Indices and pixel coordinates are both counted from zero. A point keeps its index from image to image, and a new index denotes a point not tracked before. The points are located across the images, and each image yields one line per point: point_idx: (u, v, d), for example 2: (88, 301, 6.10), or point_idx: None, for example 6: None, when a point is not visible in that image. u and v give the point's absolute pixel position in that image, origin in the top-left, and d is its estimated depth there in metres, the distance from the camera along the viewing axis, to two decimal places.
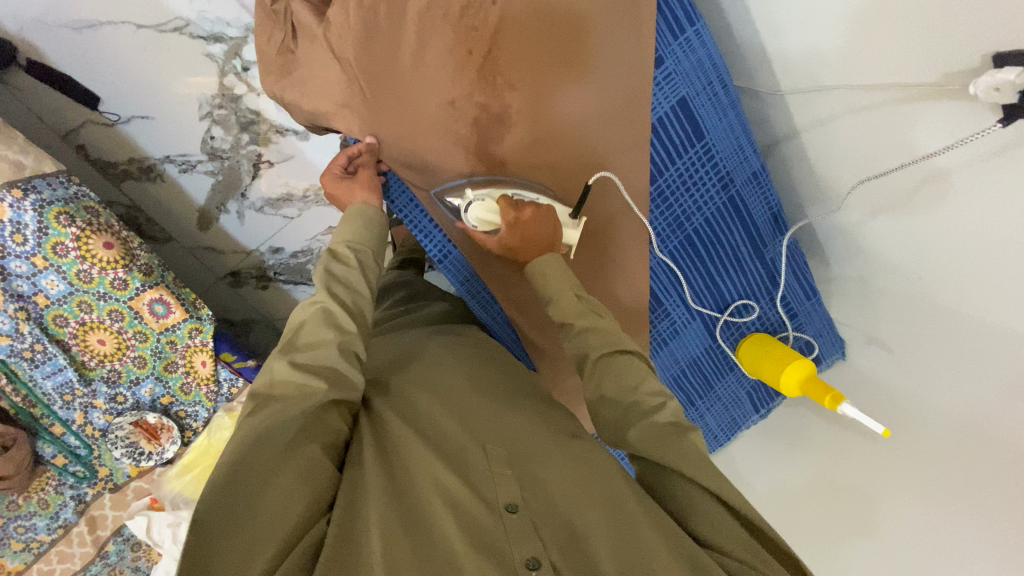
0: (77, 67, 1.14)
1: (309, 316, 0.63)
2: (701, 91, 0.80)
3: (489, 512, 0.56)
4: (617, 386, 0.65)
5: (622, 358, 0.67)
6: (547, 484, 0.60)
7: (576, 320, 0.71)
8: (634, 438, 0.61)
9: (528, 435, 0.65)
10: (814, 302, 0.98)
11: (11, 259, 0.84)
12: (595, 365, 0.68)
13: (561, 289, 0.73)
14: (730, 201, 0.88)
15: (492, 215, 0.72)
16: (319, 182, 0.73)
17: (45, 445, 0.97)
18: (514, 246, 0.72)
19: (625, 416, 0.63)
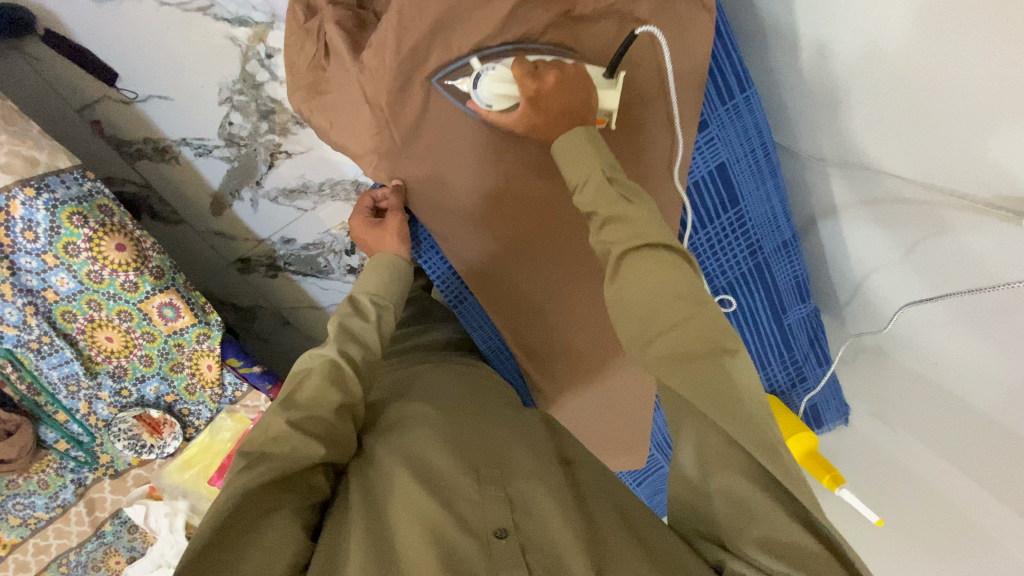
0: (97, 43, 1.10)
1: (316, 373, 0.63)
2: (742, 158, 0.77)
3: (475, 543, 0.56)
4: (645, 288, 0.52)
5: (661, 255, 0.53)
6: (541, 518, 0.59)
7: (602, 210, 0.56)
8: (655, 353, 0.51)
9: (516, 460, 0.65)
10: (825, 370, 0.98)
11: (22, 255, 0.83)
12: (617, 265, 0.54)
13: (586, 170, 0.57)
14: (756, 267, 0.86)
15: (508, 89, 0.59)
16: (350, 222, 0.76)
17: (47, 430, 0.98)
18: (541, 123, 0.59)
19: (649, 331, 0.52)
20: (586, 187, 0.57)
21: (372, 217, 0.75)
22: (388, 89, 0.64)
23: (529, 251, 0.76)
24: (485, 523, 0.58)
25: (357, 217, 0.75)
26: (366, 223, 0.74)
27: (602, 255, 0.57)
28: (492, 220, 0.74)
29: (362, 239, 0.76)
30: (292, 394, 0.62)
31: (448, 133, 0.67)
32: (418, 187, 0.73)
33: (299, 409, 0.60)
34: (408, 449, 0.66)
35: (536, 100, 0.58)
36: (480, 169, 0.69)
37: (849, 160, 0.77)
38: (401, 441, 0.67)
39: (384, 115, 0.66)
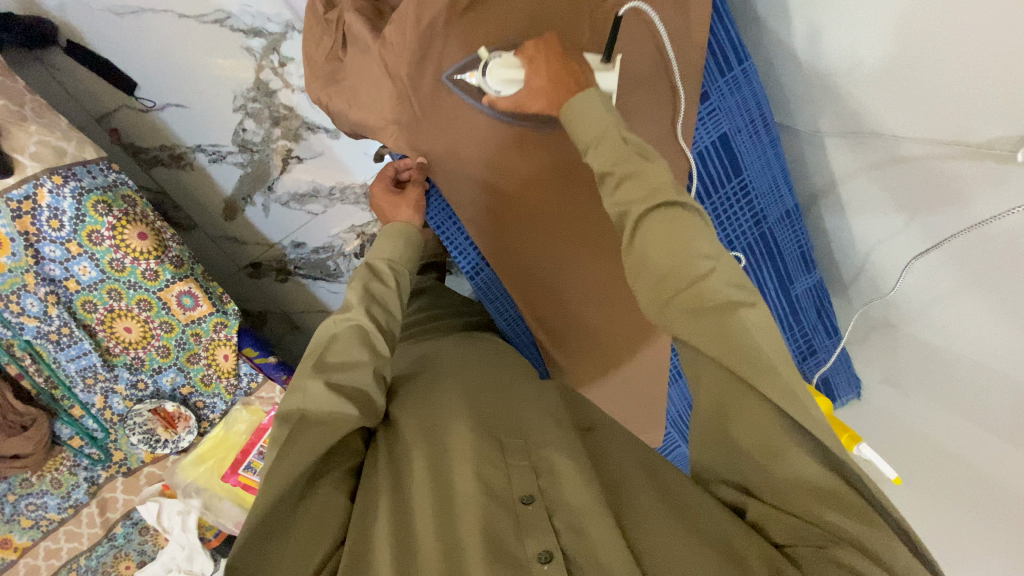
0: (119, 53, 1.16)
1: (346, 335, 0.63)
2: (743, 129, 0.81)
3: (501, 508, 0.57)
4: (663, 246, 0.53)
5: (676, 212, 0.54)
6: (564, 480, 0.59)
7: (615, 167, 0.58)
8: (677, 307, 0.53)
9: (538, 431, 0.66)
10: (834, 341, 1.01)
11: (46, 244, 0.86)
12: (636, 223, 0.56)
13: (601, 131, 0.59)
14: (761, 237, 0.88)
15: (512, 70, 0.64)
16: (370, 190, 0.79)
17: (62, 426, 0.98)
18: (544, 88, 0.62)
19: (668, 284, 0.53)
20: (602, 145, 0.59)
21: (392, 187, 0.78)
22: (408, 62, 0.67)
23: (544, 222, 0.79)
24: (512, 491, 0.59)
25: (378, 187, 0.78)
26: (386, 190, 0.77)
27: (618, 217, 0.58)
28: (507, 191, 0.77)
29: (379, 209, 0.78)
30: (323, 356, 0.61)
31: (466, 104, 0.70)
32: (438, 159, 0.75)
33: (333, 372, 0.60)
34: (428, 416, 0.67)
35: (535, 68, 0.62)
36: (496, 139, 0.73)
37: (844, 128, 0.81)
38: (421, 407, 0.69)
39: (404, 86, 0.69)
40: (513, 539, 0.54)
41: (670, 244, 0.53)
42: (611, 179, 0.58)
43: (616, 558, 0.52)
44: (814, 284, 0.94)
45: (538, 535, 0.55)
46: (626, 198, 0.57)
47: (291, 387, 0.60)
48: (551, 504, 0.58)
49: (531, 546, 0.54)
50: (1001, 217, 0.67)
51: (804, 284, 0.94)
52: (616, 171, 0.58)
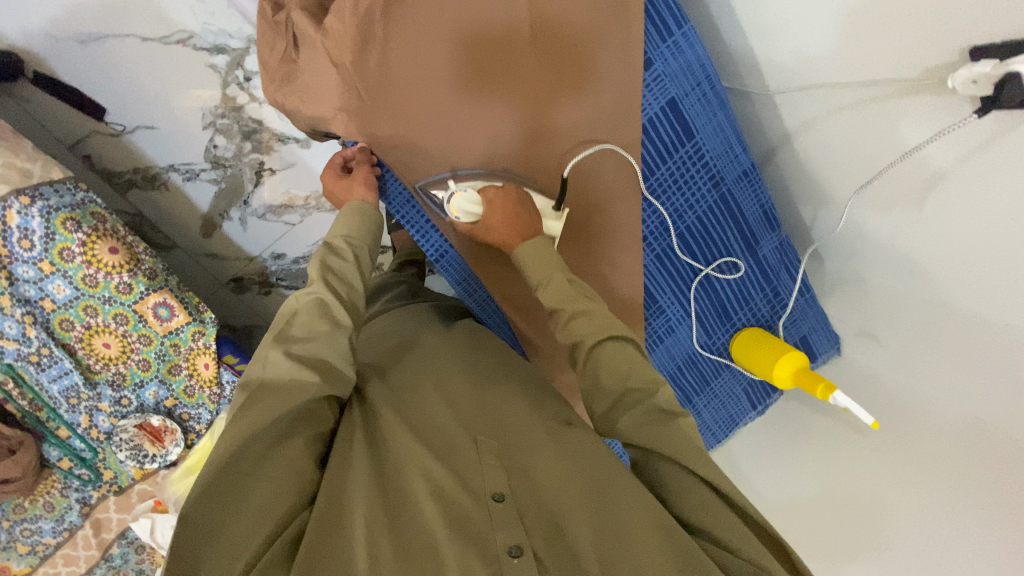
0: (83, 79, 1.18)
1: (305, 309, 0.65)
2: (690, 93, 0.82)
3: (474, 500, 0.58)
4: (610, 372, 0.64)
5: (617, 345, 0.67)
6: (536, 476, 0.60)
7: (565, 305, 0.70)
8: (624, 425, 0.62)
9: (516, 423, 0.66)
10: (808, 298, 1.02)
11: (20, 265, 0.87)
12: (587, 355, 0.67)
13: (549, 274, 0.73)
14: (721, 199, 0.90)
15: (473, 206, 0.75)
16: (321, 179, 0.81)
17: (50, 448, 0.99)
18: (497, 227, 0.74)
19: (615, 408, 0.63)
20: (552, 286, 0.72)
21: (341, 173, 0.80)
22: (351, 50, 0.69)
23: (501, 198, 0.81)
24: (485, 485, 0.59)
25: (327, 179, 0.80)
26: (336, 176, 0.79)
27: (570, 346, 0.69)
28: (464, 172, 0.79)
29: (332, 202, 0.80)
30: (284, 331, 0.63)
31: (414, 87, 0.72)
32: (387, 140, 0.75)
33: (294, 343, 0.62)
34: (405, 409, 0.68)
35: (493, 208, 0.74)
36: (446, 120, 0.75)
37: (790, 84, 0.83)
38: (397, 401, 0.70)
39: (349, 74, 0.70)
40: (486, 532, 0.55)
41: (615, 370, 0.64)
42: (562, 315, 0.70)
43: (588, 556, 0.54)
44: (782, 244, 0.95)
45: (508, 529, 0.56)
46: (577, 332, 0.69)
47: (256, 361, 0.62)
48: (521, 501, 0.58)
49: (502, 539, 0.55)
50: (941, 144, 0.67)
51: (771, 244, 0.95)
52: (566, 310, 0.70)
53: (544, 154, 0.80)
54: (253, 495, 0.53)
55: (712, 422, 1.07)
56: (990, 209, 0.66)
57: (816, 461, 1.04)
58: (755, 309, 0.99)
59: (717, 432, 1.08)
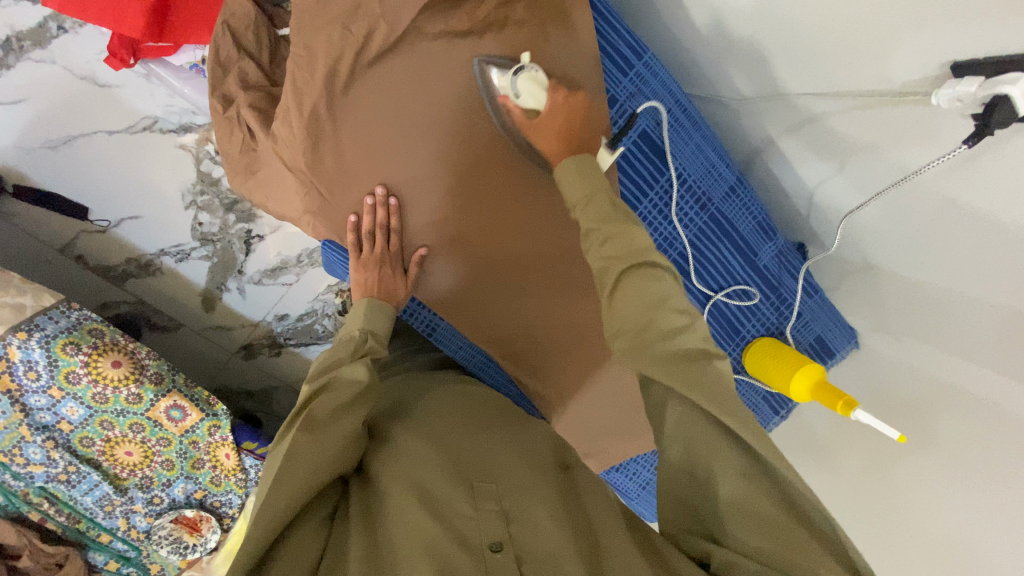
0: (63, 183, 1.21)
1: (339, 387, 0.63)
2: (660, 121, 0.79)
3: (472, 557, 0.59)
4: (644, 299, 0.55)
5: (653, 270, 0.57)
6: (533, 524, 0.63)
7: (603, 224, 0.60)
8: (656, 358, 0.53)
9: (512, 472, 0.69)
10: (817, 298, 0.99)
11: (31, 395, 0.89)
12: (619, 280, 0.57)
13: (591, 192, 0.62)
14: (711, 220, 0.86)
15: (540, 91, 0.66)
16: (375, 277, 0.74)
17: (96, 553, 1.03)
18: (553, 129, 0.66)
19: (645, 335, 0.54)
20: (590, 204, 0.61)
21: (393, 272, 0.76)
22: (305, 151, 0.67)
23: (481, 263, 0.79)
24: (481, 537, 0.61)
25: (375, 268, 0.74)
26: (392, 278, 0.75)
27: (600, 270, 0.59)
28: (439, 243, 0.77)
29: (357, 281, 0.74)
30: (313, 406, 0.60)
31: (375, 176, 0.71)
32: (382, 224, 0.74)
33: (315, 423, 0.60)
34: (402, 466, 0.67)
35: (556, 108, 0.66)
36: (413, 198, 0.73)
37: (766, 93, 0.79)
38: (394, 458, 0.69)
39: (307, 174, 0.69)
40: None
41: (654, 298, 0.55)
42: (597, 235, 0.60)
43: None
44: (781, 250, 0.92)
45: None
46: (611, 253, 0.58)
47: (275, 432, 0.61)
48: (520, 551, 0.60)
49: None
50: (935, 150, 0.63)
51: (770, 253, 0.91)
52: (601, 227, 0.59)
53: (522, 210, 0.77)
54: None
55: None
56: (993, 210, 0.62)
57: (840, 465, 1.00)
58: (764, 320, 0.96)
59: None
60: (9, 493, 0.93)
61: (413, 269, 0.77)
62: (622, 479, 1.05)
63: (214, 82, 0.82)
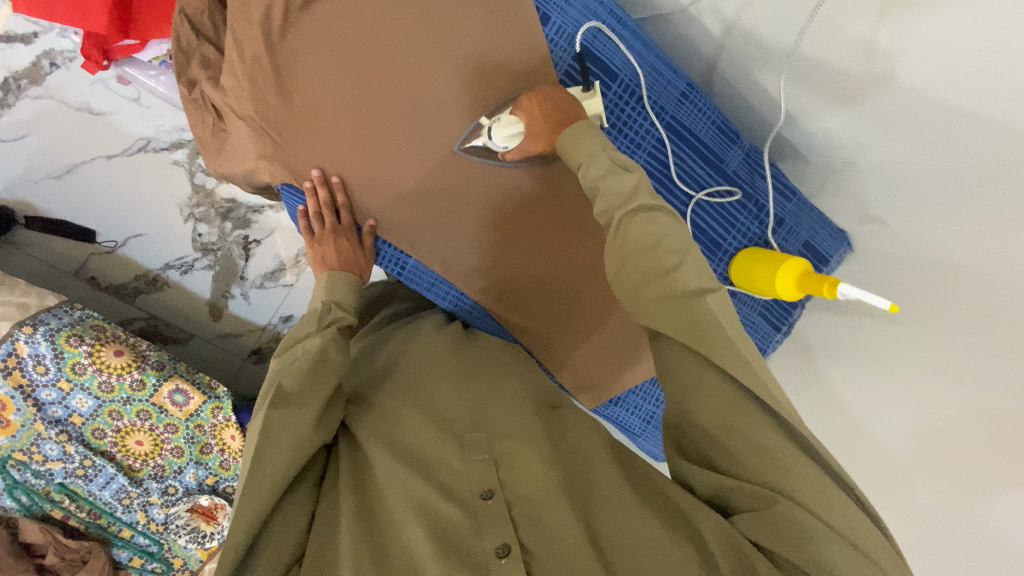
0: (71, 210, 1.30)
1: (306, 359, 0.70)
2: (597, 34, 0.81)
3: (462, 508, 0.67)
4: (639, 247, 0.61)
5: (648, 214, 0.63)
6: (519, 472, 0.69)
7: (604, 180, 0.65)
8: (651, 301, 0.61)
9: (493, 424, 0.75)
10: (799, 200, 0.96)
11: (41, 389, 0.94)
12: (620, 224, 0.63)
13: (593, 151, 0.67)
14: (668, 128, 0.87)
15: (516, 128, 0.72)
16: (328, 249, 0.78)
17: (120, 550, 1.06)
18: (543, 131, 0.71)
19: (638, 282, 0.62)
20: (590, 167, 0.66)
21: (348, 245, 0.80)
22: (250, 99, 0.71)
23: (437, 196, 0.81)
24: (471, 490, 0.68)
25: (331, 240, 0.78)
26: (347, 249, 0.79)
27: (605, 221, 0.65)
28: (396, 180, 0.79)
29: (313, 254, 0.77)
30: (282, 382, 0.67)
31: (321, 118, 0.73)
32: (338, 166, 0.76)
33: (289, 397, 0.67)
34: (393, 434, 0.75)
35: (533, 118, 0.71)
36: (364, 136, 0.75)
37: None
38: (383, 426, 0.77)
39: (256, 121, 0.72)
40: (472, 538, 0.64)
41: (647, 243, 0.61)
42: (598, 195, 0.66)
43: (558, 530, 0.64)
44: (748, 152, 0.91)
45: (494, 531, 0.64)
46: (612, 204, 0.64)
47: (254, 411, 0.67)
48: (509, 497, 0.67)
49: (489, 543, 0.64)
50: None
51: (735, 157, 0.91)
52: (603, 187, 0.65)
53: (471, 138, 0.78)
54: (271, 546, 0.65)
55: None
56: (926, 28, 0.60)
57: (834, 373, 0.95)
58: (745, 227, 0.94)
59: None
60: (30, 491, 0.97)
61: (367, 240, 0.82)
62: (623, 415, 1.04)
63: (180, 69, 0.88)
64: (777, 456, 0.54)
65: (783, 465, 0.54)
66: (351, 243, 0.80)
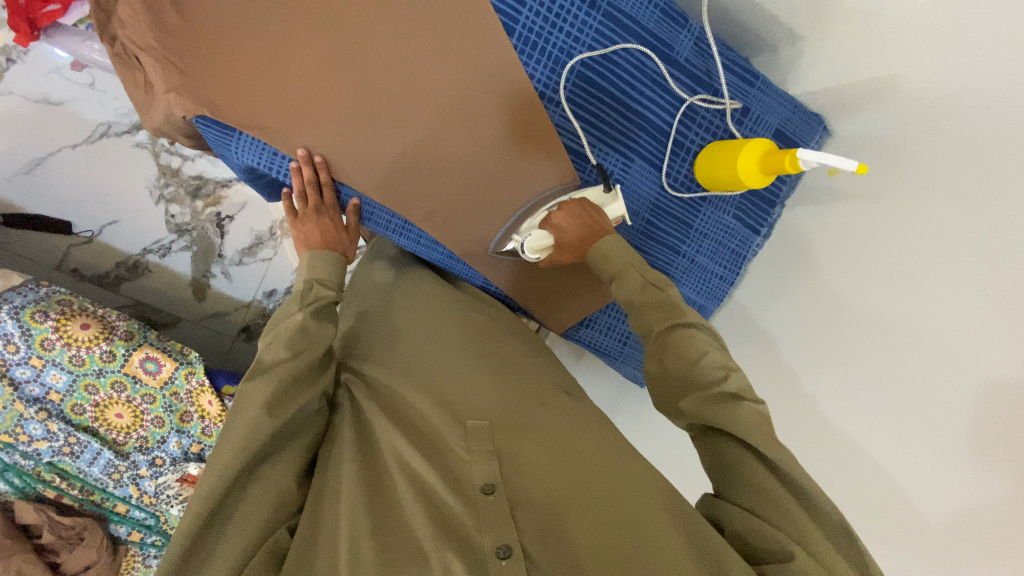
0: (43, 203, 1.29)
1: (284, 334, 0.70)
2: None
3: (462, 499, 0.61)
4: (679, 360, 0.68)
5: (684, 331, 0.70)
6: (528, 466, 0.64)
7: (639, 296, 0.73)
8: (687, 406, 0.67)
9: (502, 407, 0.71)
10: (763, 85, 0.88)
11: (15, 368, 0.94)
12: (658, 338, 0.71)
13: (625, 266, 0.75)
14: (607, 17, 0.79)
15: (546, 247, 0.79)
16: (313, 229, 0.79)
17: (118, 525, 1.07)
18: (573, 245, 0.78)
19: (677, 390, 0.68)
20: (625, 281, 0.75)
21: (333, 223, 0.80)
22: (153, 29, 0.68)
23: (363, 113, 0.74)
24: (475, 482, 0.63)
25: (314, 219, 0.79)
26: (333, 227, 0.80)
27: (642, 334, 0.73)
28: (320, 101, 0.72)
29: (299, 236, 0.79)
30: (261, 355, 0.68)
31: (229, 41, 0.69)
32: (253, 92, 0.71)
33: (269, 368, 0.67)
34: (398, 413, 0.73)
35: (563, 232, 0.77)
36: (277, 54, 0.70)
37: None
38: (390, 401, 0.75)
39: (159, 51, 0.69)
40: (472, 531, 0.59)
41: (684, 354, 0.68)
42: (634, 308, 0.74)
43: (573, 531, 0.59)
44: (702, 38, 0.84)
45: (496, 529, 0.58)
46: (651, 317, 0.72)
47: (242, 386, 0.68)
48: (511, 495, 0.62)
49: (489, 540, 0.58)
50: None
51: (688, 44, 0.84)
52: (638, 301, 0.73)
53: (395, 45, 0.72)
54: (241, 522, 0.60)
55: (713, 266, 0.97)
56: None
57: (824, 274, 0.86)
58: (705, 123, 0.88)
59: (727, 275, 0.99)
60: (22, 473, 0.97)
61: (351, 220, 0.83)
62: (597, 336, 1.03)
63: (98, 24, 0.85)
64: (795, 514, 0.58)
65: (799, 519, 0.58)
66: (335, 220, 0.81)
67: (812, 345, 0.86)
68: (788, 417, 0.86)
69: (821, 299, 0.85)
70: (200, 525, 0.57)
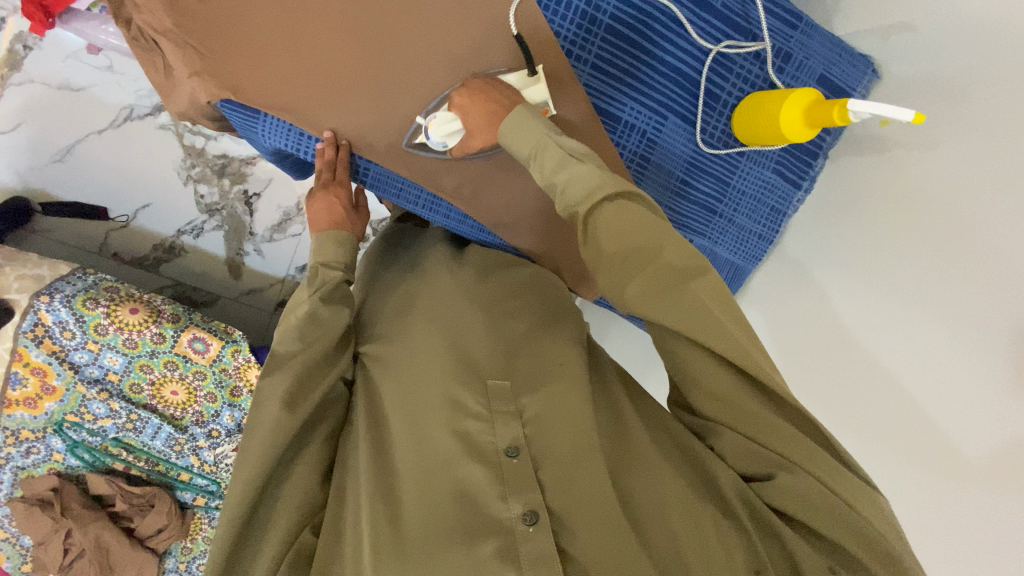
0: (77, 190, 1.31)
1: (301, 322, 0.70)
2: None
3: (485, 466, 0.62)
4: (614, 233, 0.57)
5: (614, 205, 0.59)
6: (550, 432, 0.64)
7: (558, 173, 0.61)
8: (633, 289, 0.57)
9: (518, 368, 0.70)
10: (807, 28, 0.82)
11: (74, 353, 0.99)
12: (587, 220, 0.59)
13: (540, 141, 0.63)
14: None
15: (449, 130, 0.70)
16: (321, 203, 0.77)
17: (183, 491, 1.15)
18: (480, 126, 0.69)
19: (621, 268, 0.58)
20: (545, 153, 0.62)
21: (345, 203, 0.78)
22: (168, 14, 0.66)
23: (385, 90, 0.72)
24: (496, 446, 0.63)
25: (323, 194, 0.77)
26: (344, 206, 0.78)
27: (568, 216, 0.61)
28: (342, 80, 0.71)
29: (310, 213, 0.77)
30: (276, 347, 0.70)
31: (247, 23, 0.68)
32: (275, 75, 0.69)
33: (284, 359, 0.69)
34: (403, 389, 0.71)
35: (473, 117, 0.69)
36: (298, 34, 0.68)
37: None
38: (399, 367, 0.72)
39: (176, 34, 0.67)
40: (497, 499, 0.60)
41: (625, 228, 0.57)
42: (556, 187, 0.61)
43: (588, 493, 0.60)
44: None
45: (522, 495, 0.60)
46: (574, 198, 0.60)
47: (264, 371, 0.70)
48: (535, 455, 0.63)
49: (517, 507, 0.59)
50: None
51: None
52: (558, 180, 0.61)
53: (417, 19, 0.70)
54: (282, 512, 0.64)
55: (750, 224, 0.94)
56: None
57: (873, 227, 0.83)
58: (742, 70, 0.83)
59: (766, 233, 0.96)
60: (90, 448, 1.05)
61: (361, 200, 0.83)
62: None
63: None
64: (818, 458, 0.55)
65: (826, 462, 0.55)
66: (348, 199, 0.79)
67: (856, 299, 0.83)
68: (827, 368, 0.85)
69: (872, 251, 0.82)
70: (244, 509, 0.63)
